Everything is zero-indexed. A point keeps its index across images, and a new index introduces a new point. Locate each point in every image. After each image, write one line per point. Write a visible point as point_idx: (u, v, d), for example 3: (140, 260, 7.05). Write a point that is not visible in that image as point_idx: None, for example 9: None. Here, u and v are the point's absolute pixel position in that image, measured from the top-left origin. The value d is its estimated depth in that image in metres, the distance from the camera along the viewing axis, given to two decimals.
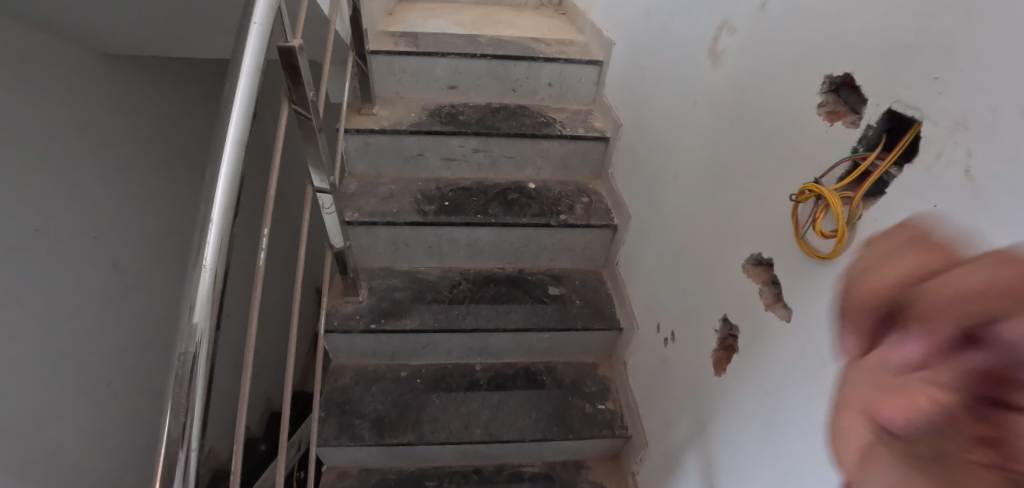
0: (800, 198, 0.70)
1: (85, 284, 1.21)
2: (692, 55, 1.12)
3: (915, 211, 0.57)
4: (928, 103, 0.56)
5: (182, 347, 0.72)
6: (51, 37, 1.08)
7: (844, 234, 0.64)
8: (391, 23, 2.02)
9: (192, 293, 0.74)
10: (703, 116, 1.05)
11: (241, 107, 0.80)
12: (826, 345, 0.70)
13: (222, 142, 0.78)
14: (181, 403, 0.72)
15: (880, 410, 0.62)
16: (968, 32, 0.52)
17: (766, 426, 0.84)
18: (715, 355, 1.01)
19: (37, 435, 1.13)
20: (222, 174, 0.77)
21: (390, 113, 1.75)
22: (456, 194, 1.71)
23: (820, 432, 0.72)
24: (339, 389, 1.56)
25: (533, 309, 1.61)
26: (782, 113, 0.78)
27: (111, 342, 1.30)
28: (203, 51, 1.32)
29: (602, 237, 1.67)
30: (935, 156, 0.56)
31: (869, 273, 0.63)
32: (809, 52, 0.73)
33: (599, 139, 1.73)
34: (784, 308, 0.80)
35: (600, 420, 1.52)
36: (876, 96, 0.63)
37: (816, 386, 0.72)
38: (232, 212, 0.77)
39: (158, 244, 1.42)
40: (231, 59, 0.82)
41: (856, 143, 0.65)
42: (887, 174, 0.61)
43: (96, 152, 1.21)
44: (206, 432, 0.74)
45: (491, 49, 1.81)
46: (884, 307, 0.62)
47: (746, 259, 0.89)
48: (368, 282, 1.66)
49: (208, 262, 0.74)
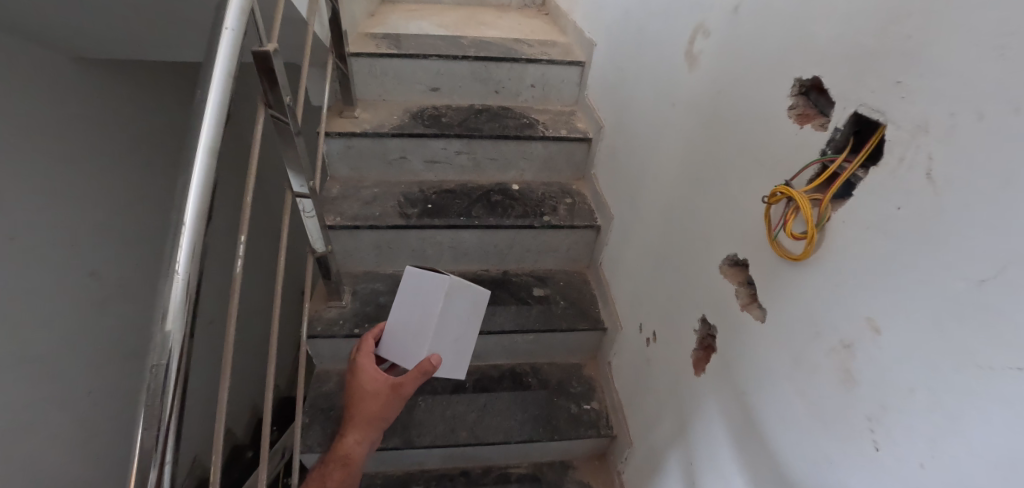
0: (772, 201, 0.70)
1: (58, 293, 1.19)
2: (669, 57, 1.13)
3: (880, 213, 0.58)
4: (892, 106, 0.57)
5: (154, 359, 0.72)
6: (18, 42, 1.06)
7: (814, 236, 0.64)
8: (373, 25, 2.00)
9: (163, 304, 0.73)
10: (680, 118, 1.06)
11: (213, 114, 0.79)
12: (799, 344, 0.71)
13: (193, 149, 0.77)
14: (153, 416, 0.71)
15: (851, 407, 0.63)
16: (929, 37, 0.53)
17: (743, 425, 0.85)
18: (695, 355, 1.02)
19: None
20: (194, 182, 0.76)
21: (372, 116, 1.74)
22: (440, 196, 1.70)
23: (795, 431, 0.72)
24: (324, 394, 1.55)
25: (517, 311, 1.61)
26: (755, 115, 0.79)
27: (87, 351, 1.29)
28: (177, 54, 1.31)
29: (585, 238, 1.67)
30: (898, 159, 0.56)
31: (839, 274, 0.64)
32: (780, 55, 0.74)
33: (581, 140, 1.73)
34: (759, 308, 0.81)
35: (586, 420, 1.52)
36: (843, 100, 0.63)
37: (790, 385, 0.73)
38: (205, 221, 0.76)
39: (134, 250, 1.40)
40: (202, 64, 0.81)
41: (824, 145, 0.65)
42: (854, 176, 0.62)
43: (68, 159, 1.20)
44: (179, 446, 0.73)
45: (473, 51, 1.80)
46: (852, 308, 0.62)
47: (722, 260, 0.90)
48: (352, 286, 1.65)
49: (180, 272, 0.73)
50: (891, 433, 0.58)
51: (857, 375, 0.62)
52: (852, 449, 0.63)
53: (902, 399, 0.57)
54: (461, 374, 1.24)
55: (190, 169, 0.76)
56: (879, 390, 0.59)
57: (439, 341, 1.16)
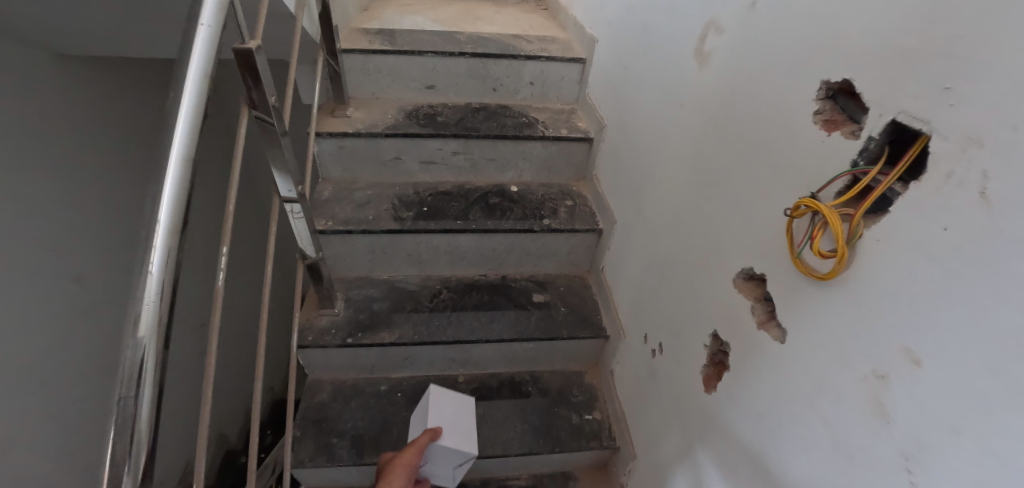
0: (796, 214, 0.64)
1: (32, 304, 1.13)
2: (677, 55, 1.07)
3: (923, 233, 0.53)
4: (938, 115, 0.51)
5: (121, 391, 0.65)
6: None
7: (844, 254, 0.59)
8: (366, 20, 1.94)
9: (132, 329, 0.67)
10: (689, 119, 1.00)
11: (188, 119, 0.72)
12: (823, 371, 0.66)
13: (165, 157, 0.71)
14: (121, 452, 0.65)
15: (883, 444, 0.58)
16: (983, 36, 0.47)
17: (758, 450, 0.80)
18: (705, 371, 0.96)
19: None
20: (166, 194, 0.69)
21: (365, 115, 1.67)
22: (436, 199, 1.64)
23: (817, 462, 0.67)
24: (316, 405, 1.49)
25: (516, 318, 1.55)
26: (774, 120, 0.73)
27: (65, 364, 1.22)
28: (158, 50, 1.24)
29: (586, 241, 1.62)
30: (945, 174, 0.51)
31: (872, 297, 0.58)
32: (803, 55, 0.68)
33: (582, 140, 1.67)
34: (778, 328, 0.76)
35: (588, 431, 1.47)
36: (878, 106, 0.57)
37: (813, 413, 0.68)
38: (178, 236, 0.70)
39: (115, 256, 1.34)
40: (176, 65, 0.74)
41: (856, 156, 0.60)
42: (892, 190, 0.56)
43: (38, 161, 1.13)
44: (150, 482, 0.68)
45: (470, 47, 1.74)
46: (886, 335, 0.57)
47: (736, 274, 0.84)
48: (345, 293, 1.58)
49: (151, 294, 0.67)
50: (931, 476, 0.53)
51: (891, 410, 0.57)
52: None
53: (945, 440, 0.52)
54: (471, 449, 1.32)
55: (162, 180, 0.70)
56: (918, 428, 0.54)
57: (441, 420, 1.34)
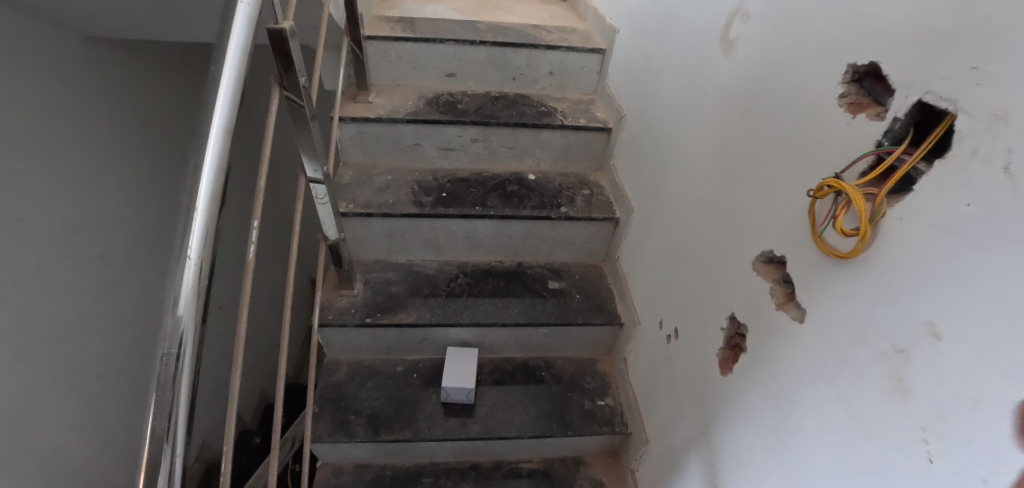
0: (818, 195, 0.66)
1: (54, 271, 1.20)
2: (701, 42, 1.08)
3: (947, 210, 0.54)
4: (965, 95, 0.52)
5: (163, 348, 0.68)
6: (13, 12, 1.04)
7: (866, 232, 0.60)
8: (388, 8, 1.96)
9: (172, 293, 0.69)
10: (713, 106, 1.01)
11: (228, 94, 0.73)
12: (841, 348, 0.68)
13: (205, 130, 0.72)
14: (163, 407, 0.67)
15: (902, 416, 0.60)
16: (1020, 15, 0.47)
17: (774, 430, 0.81)
18: (721, 354, 0.98)
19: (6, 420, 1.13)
20: (206, 166, 0.71)
21: (386, 101, 1.70)
22: (454, 185, 1.66)
23: (835, 437, 0.69)
24: (333, 384, 1.52)
25: (531, 304, 1.57)
26: (800, 105, 0.74)
27: (82, 328, 1.30)
28: (189, 28, 1.27)
29: (603, 230, 1.63)
30: (970, 152, 0.52)
31: (894, 275, 0.60)
32: (831, 40, 0.69)
33: (600, 130, 1.68)
34: (798, 308, 0.77)
35: (600, 417, 1.49)
36: (905, 87, 0.59)
37: (830, 391, 0.69)
38: (218, 205, 0.72)
39: (140, 234, 1.44)
40: (216, 42, 0.75)
41: (881, 136, 0.61)
42: (915, 170, 0.57)
43: (57, 137, 1.17)
44: (190, 437, 0.70)
45: (490, 36, 1.76)
46: (906, 310, 0.59)
47: (757, 256, 0.85)
48: (363, 275, 1.61)
49: (191, 260, 0.69)
50: (950, 445, 0.55)
51: (912, 384, 0.59)
52: (903, 460, 0.60)
53: (966, 411, 0.53)
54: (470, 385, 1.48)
55: (203, 153, 0.71)
56: (940, 400, 0.56)
57: (451, 370, 1.51)
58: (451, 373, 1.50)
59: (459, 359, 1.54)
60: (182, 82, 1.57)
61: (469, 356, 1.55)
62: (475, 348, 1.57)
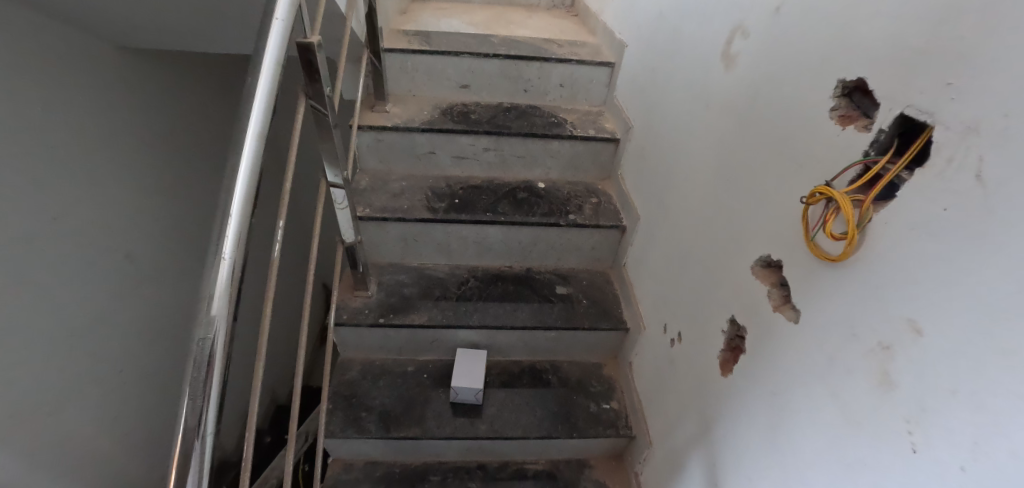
0: (810, 201, 0.70)
1: (82, 267, 1.26)
2: (704, 57, 1.13)
3: (927, 214, 0.58)
4: (941, 108, 0.57)
5: (200, 333, 0.72)
6: (53, 21, 1.12)
7: (854, 235, 0.64)
8: (405, 21, 2.03)
9: (209, 282, 0.73)
10: (715, 118, 1.06)
11: (263, 101, 0.80)
12: (833, 346, 0.71)
13: (242, 134, 0.78)
14: (198, 389, 0.71)
15: (887, 408, 0.63)
16: (995, 37, 0.52)
17: (770, 427, 0.85)
18: (722, 356, 1.01)
19: (34, 406, 1.18)
20: (242, 166, 0.76)
21: (402, 111, 1.76)
22: (466, 192, 1.72)
23: (828, 431, 0.72)
24: (346, 382, 1.57)
25: (540, 308, 1.62)
26: (797, 118, 0.79)
27: (107, 322, 1.36)
28: (218, 40, 1.35)
29: (610, 238, 1.68)
30: (946, 160, 0.57)
31: (879, 275, 0.64)
32: (824, 58, 0.74)
33: (608, 140, 1.74)
34: (793, 309, 0.81)
35: (605, 420, 1.52)
36: (889, 101, 0.64)
37: (822, 387, 0.73)
38: (252, 203, 0.77)
39: (159, 234, 1.51)
40: (253, 53, 0.81)
41: (868, 147, 0.66)
42: (898, 178, 0.62)
43: (88, 141, 1.24)
44: (221, 419, 0.74)
45: (503, 49, 1.82)
46: (892, 309, 0.63)
47: (756, 260, 0.89)
48: (377, 277, 1.67)
49: (228, 254, 0.74)
50: (930, 435, 0.58)
51: (896, 377, 0.62)
52: (888, 451, 0.63)
53: (944, 402, 0.57)
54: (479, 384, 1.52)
55: (240, 154, 0.77)
56: (921, 393, 0.59)
57: (460, 371, 1.55)
58: (460, 373, 1.54)
59: (469, 360, 1.58)
60: (207, 90, 1.65)
61: (477, 357, 1.59)
62: (484, 351, 1.61)
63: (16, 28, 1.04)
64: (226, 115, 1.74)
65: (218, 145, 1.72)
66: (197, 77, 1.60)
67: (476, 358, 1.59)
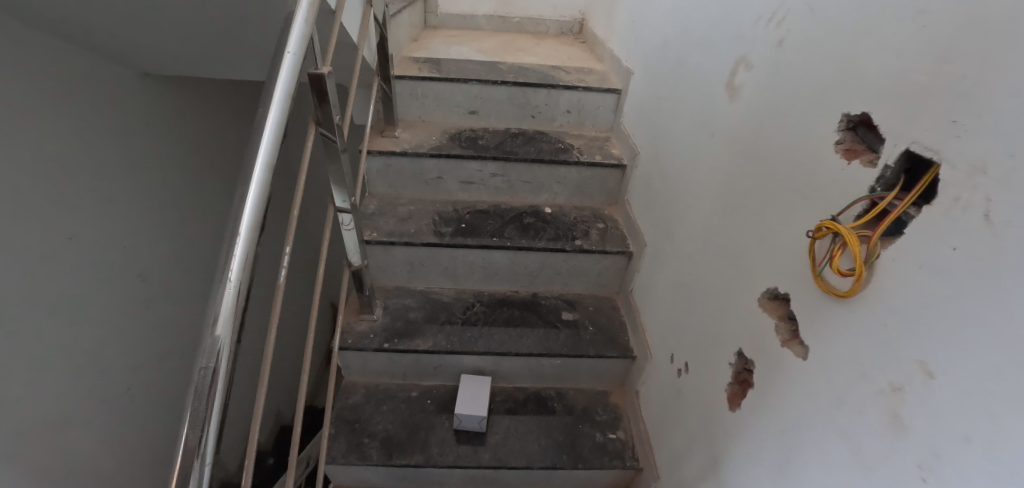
0: (817, 236, 0.69)
1: (92, 289, 1.27)
2: (710, 86, 1.14)
3: (936, 254, 0.57)
4: (946, 146, 0.57)
5: (202, 362, 0.72)
6: (74, 50, 1.16)
7: (861, 273, 0.63)
8: (416, 49, 2.08)
9: (213, 311, 0.73)
10: (720, 147, 1.06)
11: (272, 131, 0.80)
12: (843, 385, 0.70)
13: (251, 163, 0.78)
14: (198, 418, 0.71)
15: (901, 454, 0.61)
16: (1004, 73, 0.52)
17: (781, 466, 0.82)
18: (730, 389, 0.99)
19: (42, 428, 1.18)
20: (250, 194, 0.77)
21: (411, 136, 1.79)
22: (473, 216, 1.72)
23: (840, 474, 0.70)
24: (350, 406, 1.56)
25: (545, 334, 1.60)
26: (802, 152, 0.79)
27: (115, 342, 1.37)
28: (233, 68, 1.38)
29: (616, 264, 1.67)
30: (953, 198, 0.56)
31: (888, 315, 0.63)
32: (829, 92, 0.74)
33: (615, 166, 1.74)
34: (800, 345, 0.80)
35: (611, 450, 1.49)
36: (894, 137, 0.63)
37: (832, 427, 0.71)
38: (259, 230, 0.78)
39: (170, 255, 1.52)
40: (264, 84, 0.83)
41: (873, 182, 0.65)
42: (906, 214, 0.61)
43: (103, 165, 1.27)
44: (219, 449, 0.73)
45: (512, 77, 1.85)
46: (901, 350, 0.61)
47: (762, 292, 0.89)
48: (383, 301, 1.67)
49: (232, 282, 0.74)
50: (944, 484, 0.56)
51: (907, 421, 0.60)
52: None
53: (957, 449, 0.55)
54: (483, 411, 1.50)
55: (247, 182, 0.78)
56: (933, 438, 0.57)
57: (465, 397, 1.53)
58: (465, 400, 1.53)
59: (473, 387, 1.57)
60: (221, 115, 1.68)
61: (482, 383, 1.58)
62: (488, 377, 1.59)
63: (37, 57, 1.07)
64: (240, 140, 1.77)
65: (232, 167, 1.75)
66: (212, 102, 1.63)
67: (481, 385, 1.58)
